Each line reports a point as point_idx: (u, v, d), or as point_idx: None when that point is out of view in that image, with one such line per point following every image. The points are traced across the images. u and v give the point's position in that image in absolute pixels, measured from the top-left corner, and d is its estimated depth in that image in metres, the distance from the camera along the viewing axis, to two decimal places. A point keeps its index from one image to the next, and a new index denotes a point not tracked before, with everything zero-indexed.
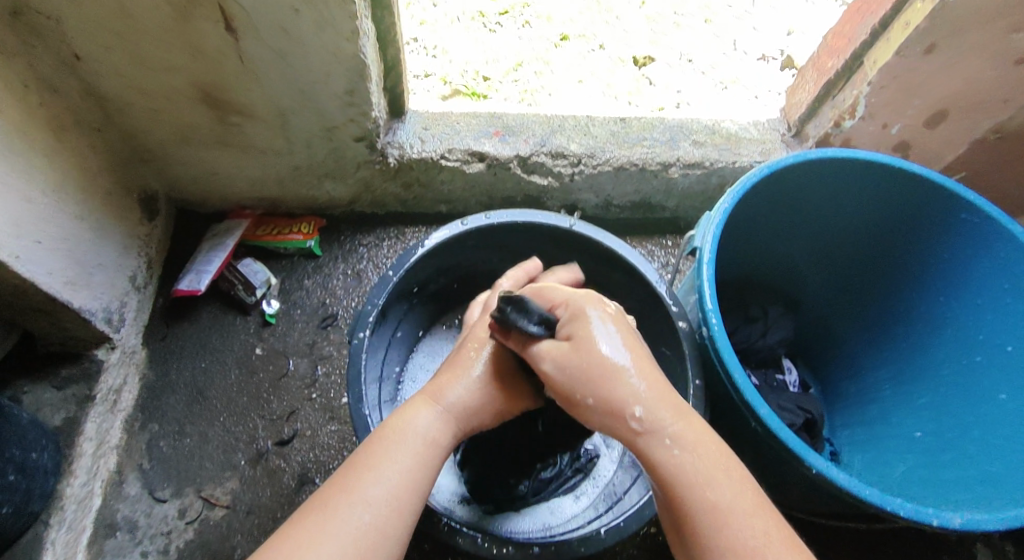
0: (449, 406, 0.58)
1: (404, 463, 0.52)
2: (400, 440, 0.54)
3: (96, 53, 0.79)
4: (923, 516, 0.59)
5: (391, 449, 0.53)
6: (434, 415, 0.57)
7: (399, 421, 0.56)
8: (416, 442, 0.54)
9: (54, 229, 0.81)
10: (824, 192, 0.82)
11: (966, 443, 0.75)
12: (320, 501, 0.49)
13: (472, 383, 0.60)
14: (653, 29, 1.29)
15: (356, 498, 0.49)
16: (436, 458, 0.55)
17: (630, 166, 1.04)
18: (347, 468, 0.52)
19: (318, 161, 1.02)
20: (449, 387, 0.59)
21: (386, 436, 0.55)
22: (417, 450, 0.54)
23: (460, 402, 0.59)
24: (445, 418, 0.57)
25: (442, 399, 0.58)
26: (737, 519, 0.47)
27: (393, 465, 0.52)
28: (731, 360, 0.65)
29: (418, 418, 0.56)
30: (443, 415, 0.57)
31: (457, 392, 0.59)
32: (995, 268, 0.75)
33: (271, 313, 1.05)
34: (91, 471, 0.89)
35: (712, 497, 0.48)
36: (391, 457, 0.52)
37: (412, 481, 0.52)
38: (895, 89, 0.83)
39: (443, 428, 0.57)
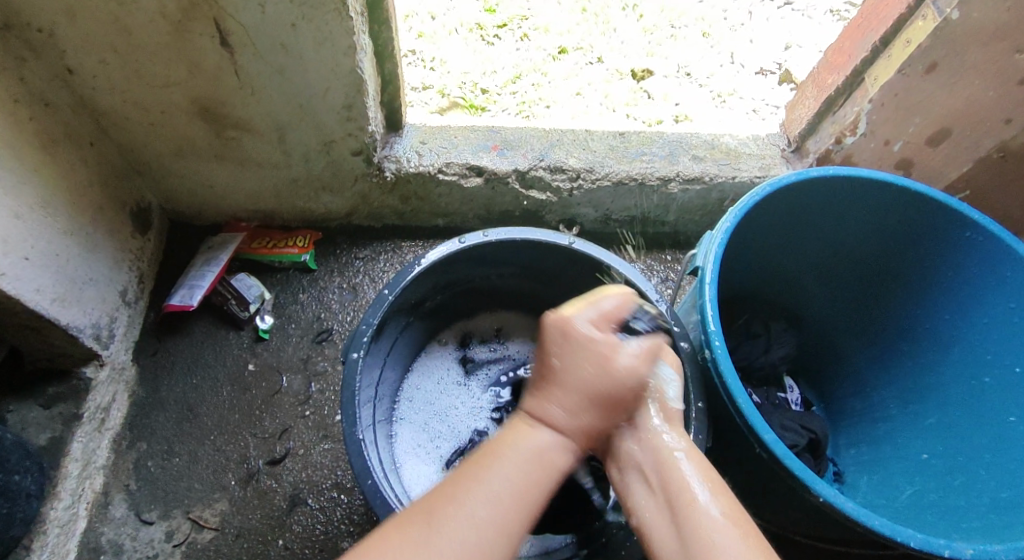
0: (557, 422, 0.53)
1: (507, 483, 0.48)
2: (508, 456, 0.50)
3: (90, 66, 0.78)
4: (934, 547, 0.57)
5: (498, 464, 0.49)
6: (545, 432, 0.53)
7: (506, 438, 0.52)
8: (525, 460, 0.50)
9: (44, 244, 0.79)
10: (824, 210, 0.81)
11: (975, 467, 0.74)
12: (421, 509, 0.46)
13: (580, 403, 0.53)
14: (651, 41, 1.29)
15: (460, 510, 0.46)
16: (547, 482, 0.50)
17: (630, 181, 1.02)
18: (452, 480, 0.49)
19: (315, 175, 1.00)
20: (549, 402, 0.54)
21: (491, 454, 0.51)
22: (528, 469, 0.50)
23: (569, 423, 0.53)
24: (560, 441, 0.53)
25: (548, 415, 0.53)
26: (707, 509, 0.48)
27: (498, 479, 0.48)
28: (734, 384, 0.63)
29: (527, 439, 0.52)
30: (557, 432, 0.53)
31: (565, 412, 0.53)
32: (1001, 287, 0.75)
33: (265, 328, 1.03)
34: (76, 493, 0.86)
35: (687, 496, 0.49)
36: (493, 475, 0.49)
37: (521, 504, 0.48)
38: (896, 107, 0.83)
39: (558, 448, 0.52)
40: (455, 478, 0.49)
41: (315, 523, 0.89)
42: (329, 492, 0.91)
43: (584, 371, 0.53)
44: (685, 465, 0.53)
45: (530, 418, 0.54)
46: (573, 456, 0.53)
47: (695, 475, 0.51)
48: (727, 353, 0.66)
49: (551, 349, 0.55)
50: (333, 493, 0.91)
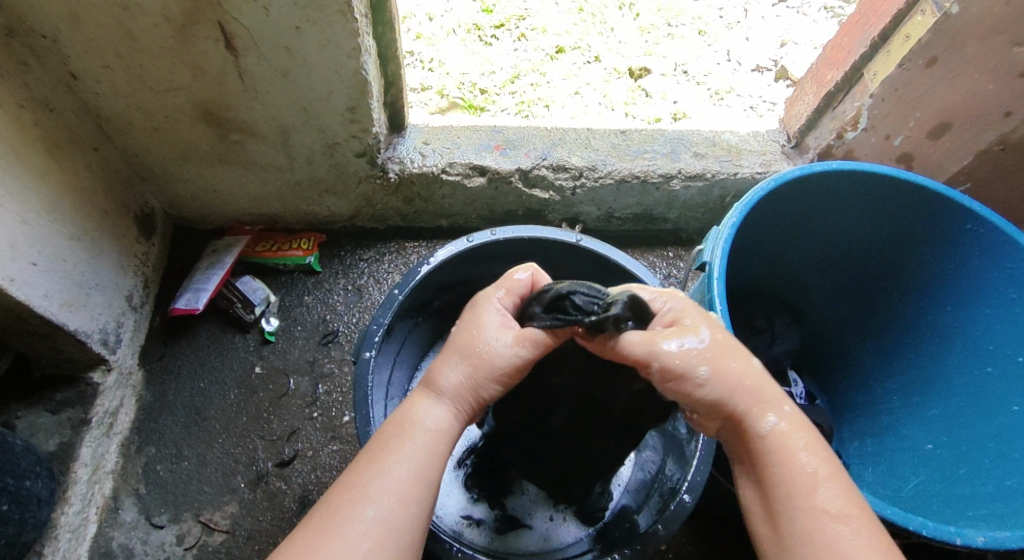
0: (449, 390, 0.55)
1: (408, 457, 0.51)
2: (405, 434, 0.52)
3: (94, 72, 0.78)
4: (945, 535, 0.58)
5: (397, 442, 0.52)
6: (438, 402, 0.55)
7: (402, 414, 0.55)
8: (420, 437, 0.52)
9: (50, 250, 0.79)
10: (827, 205, 0.82)
11: (980, 456, 0.74)
12: (336, 495, 0.49)
13: (465, 370, 0.55)
14: (648, 40, 1.29)
15: (356, 494, 0.48)
16: (440, 451, 0.53)
17: (632, 178, 1.03)
18: (355, 467, 0.51)
19: (319, 177, 1.01)
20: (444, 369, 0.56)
21: (390, 433, 0.53)
22: (420, 443, 0.52)
23: (456, 389, 0.55)
24: (449, 408, 0.55)
25: (440, 386, 0.55)
26: (821, 503, 0.46)
27: (395, 460, 0.51)
28: None
29: (422, 410, 0.54)
30: (446, 403, 0.55)
31: (452, 380, 0.55)
32: (1003, 278, 0.76)
33: (271, 330, 1.04)
34: (86, 498, 0.86)
35: (798, 485, 0.47)
36: (392, 455, 0.51)
37: (418, 477, 0.50)
38: (896, 102, 0.83)
39: (447, 418, 0.54)
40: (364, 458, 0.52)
41: None
42: None
43: (469, 341, 0.57)
44: (795, 441, 0.49)
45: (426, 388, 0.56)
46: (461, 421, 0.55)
47: (804, 450, 0.49)
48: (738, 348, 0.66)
49: (461, 324, 0.59)
50: None
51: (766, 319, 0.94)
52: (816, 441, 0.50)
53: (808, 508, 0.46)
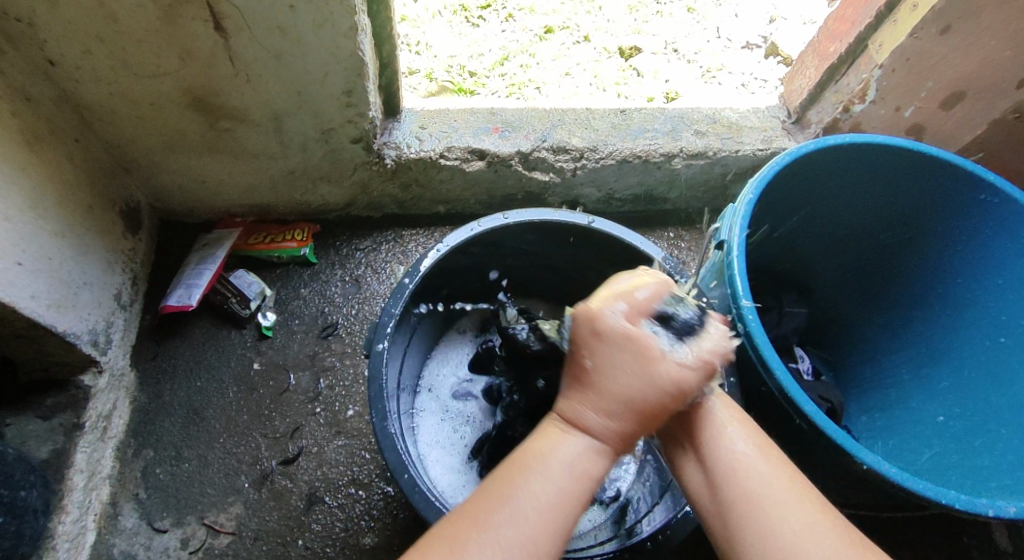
0: (596, 432, 0.50)
1: (547, 495, 0.47)
2: (547, 472, 0.48)
3: (72, 57, 0.73)
4: (979, 508, 0.60)
5: (530, 481, 0.48)
6: (580, 441, 0.50)
7: (545, 449, 0.50)
8: (564, 477, 0.48)
9: (35, 248, 0.75)
10: (842, 179, 0.82)
11: (995, 426, 0.75)
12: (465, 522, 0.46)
13: (622, 410, 0.49)
14: (637, 18, 1.27)
15: (488, 540, 0.45)
16: (581, 496, 0.49)
17: (633, 158, 1.01)
18: (478, 502, 0.48)
19: (313, 165, 0.97)
20: (586, 408, 0.50)
21: (523, 465, 0.49)
22: (563, 483, 0.48)
23: (605, 429, 0.50)
24: (599, 448, 0.50)
25: (586, 424, 0.50)
26: (775, 488, 0.49)
27: (525, 503, 0.46)
28: (771, 357, 0.64)
29: (559, 447, 0.50)
30: (595, 446, 0.50)
31: (602, 417, 0.50)
32: (1016, 248, 0.77)
33: (268, 325, 1.00)
34: (84, 506, 0.83)
35: (763, 490, 0.49)
36: (537, 495, 0.47)
37: (558, 523, 0.47)
38: (906, 71, 0.83)
39: (595, 460, 0.50)
40: (494, 489, 0.48)
41: (335, 521, 0.87)
42: (347, 489, 0.89)
43: (617, 386, 0.49)
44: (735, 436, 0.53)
45: (564, 422, 0.51)
46: (608, 462, 0.51)
47: (757, 450, 0.51)
48: (761, 327, 0.67)
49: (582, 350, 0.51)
50: (351, 490, 0.89)
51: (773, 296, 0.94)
52: (756, 438, 0.53)
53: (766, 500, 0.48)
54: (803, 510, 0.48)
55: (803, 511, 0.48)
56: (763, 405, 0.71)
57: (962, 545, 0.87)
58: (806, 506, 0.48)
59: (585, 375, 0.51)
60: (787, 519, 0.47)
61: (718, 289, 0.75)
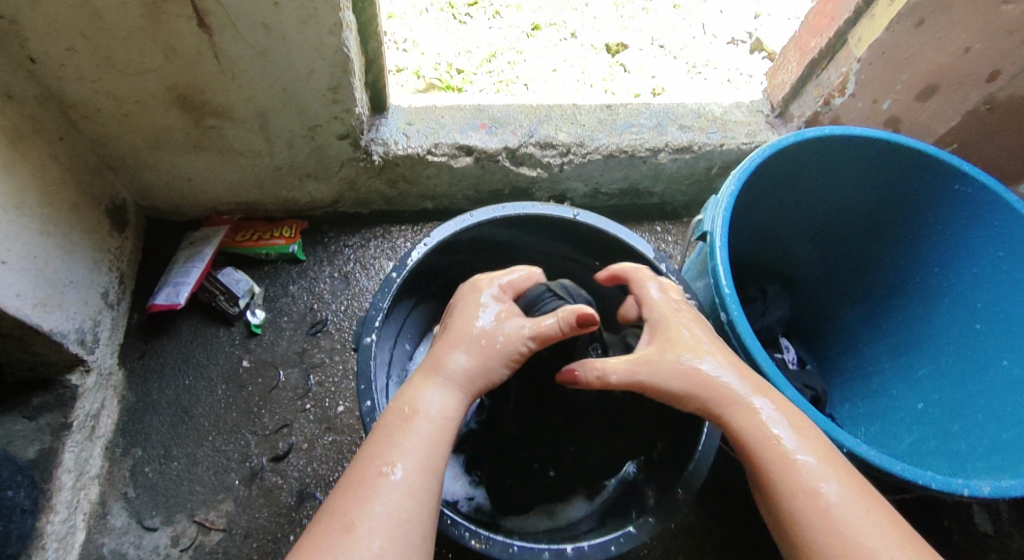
0: (455, 373, 0.58)
1: (417, 443, 0.52)
2: (410, 426, 0.53)
3: (55, 55, 0.73)
4: (954, 488, 0.61)
5: (403, 435, 0.53)
6: (436, 387, 0.57)
7: (408, 403, 0.55)
8: (422, 428, 0.53)
9: (19, 248, 0.75)
10: (821, 170, 0.83)
11: (971, 411, 0.78)
12: (354, 481, 0.50)
13: (478, 352, 0.59)
14: (623, 15, 1.27)
15: (366, 494, 0.48)
16: (446, 436, 0.54)
17: (619, 153, 1.01)
18: (355, 471, 0.51)
19: (299, 162, 0.97)
20: (454, 353, 0.59)
21: (391, 426, 0.54)
22: (428, 429, 0.53)
23: (461, 371, 0.58)
24: (451, 388, 0.57)
25: (449, 366, 0.58)
26: (821, 482, 0.52)
27: (405, 456, 0.51)
28: (753, 344, 0.66)
29: (424, 401, 0.55)
30: (449, 385, 0.57)
31: (467, 358, 0.59)
32: (990, 236, 0.79)
33: (256, 322, 1.00)
34: (72, 506, 0.83)
35: (812, 491, 0.52)
36: (403, 446, 0.52)
37: (431, 460, 0.52)
38: (885, 65, 0.84)
39: (449, 401, 0.56)
40: (376, 449, 0.52)
41: None
42: (337, 484, 0.89)
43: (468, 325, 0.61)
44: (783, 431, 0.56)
45: (429, 371, 0.58)
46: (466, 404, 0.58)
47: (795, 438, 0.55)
48: (743, 315, 0.69)
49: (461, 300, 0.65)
50: None
51: (757, 288, 0.95)
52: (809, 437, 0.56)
53: (809, 500, 0.52)
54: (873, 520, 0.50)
55: (875, 524, 0.50)
56: None
57: (943, 529, 0.88)
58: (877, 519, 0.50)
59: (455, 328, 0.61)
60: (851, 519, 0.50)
61: (704, 279, 0.77)
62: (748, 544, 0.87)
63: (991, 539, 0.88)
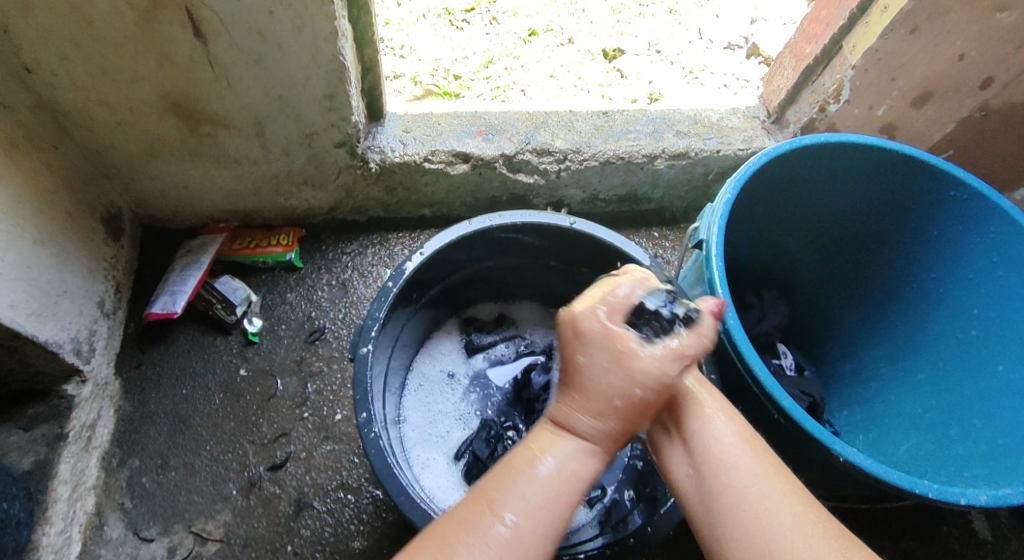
0: (586, 433, 0.52)
1: (537, 496, 0.48)
2: (532, 475, 0.50)
3: (50, 64, 0.73)
4: (951, 496, 0.61)
5: (519, 478, 0.49)
6: (569, 442, 0.52)
7: (535, 449, 0.52)
8: (550, 481, 0.49)
9: (13, 256, 0.74)
10: (816, 176, 0.83)
11: (968, 417, 0.78)
12: (461, 523, 0.47)
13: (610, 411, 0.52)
14: (620, 20, 1.28)
15: (477, 541, 0.45)
16: (572, 496, 0.50)
17: (616, 159, 1.01)
18: (470, 500, 0.49)
19: (296, 170, 0.97)
20: (574, 410, 0.52)
21: (513, 469, 0.50)
22: (553, 484, 0.49)
23: (596, 430, 0.52)
24: (587, 449, 0.52)
25: (580, 426, 0.52)
26: (764, 496, 0.47)
27: (523, 500, 0.48)
28: (750, 353, 0.66)
29: (551, 450, 0.51)
30: (582, 445, 0.52)
31: (594, 420, 0.52)
32: (985, 242, 0.79)
33: (254, 331, 1.00)
34: (69, 516, 0.82)
35: (756, 497, 0.48)
36: (521, 498, 0.48)
37: (546, 521, 0.48)
38: (879, 71, 0.85)
39: (584, 462, 0.51)
40: (485, 492, 0.49)
41: (324, 526, 0.87)
42: (335, 493, 0.89)
43: (606, 368, 0.51)
44: (722, 429, 0.52)
45: (557, 426, 0.53)
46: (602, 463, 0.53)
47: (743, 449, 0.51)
48: (740, 323, 0.69)
49: (575, 348, 0.53)
50: (339, 494, 0.89)
51: (755, 294, 0.96)
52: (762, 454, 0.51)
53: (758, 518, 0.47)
54: (801, 527, 0.46)
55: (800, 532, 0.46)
56: (745, 400, 0.73)
57: (943, 535, 0.88)
58: (806, 526, 0.46)
59: (573, 365, 0.53)
60: (780, 530, 0.46)
61: (700, 287, 0.77)
62: None
63: (991, 545, 0.88)
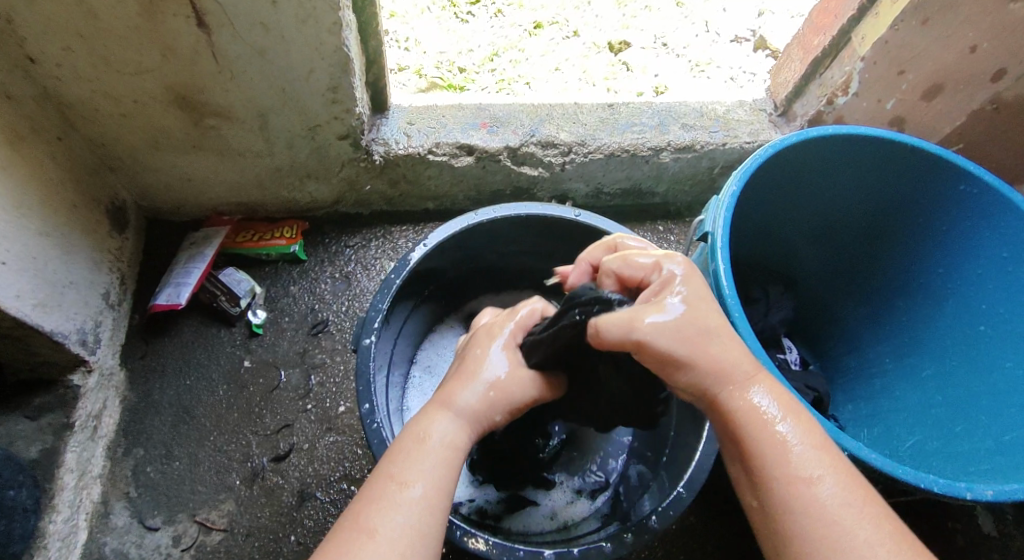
0: (465, 410, 0.55)
1: (435, 467, 0.50)
2: (423, 450, 0.51)
3: (54, 55, 0.73)
4: (957, 491, 0.61)
5: (413, 454, 0.51)
6: (452, 415, 0.54)
7: (419, 427, 0.53)
8: (437, 452, 0.51)
9: (19, 248, 0.75)
10: (824, 168, 0.82)
11: (974, 413, 0.77)
12: (369, 500, 0.48)
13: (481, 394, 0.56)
14: (626, 13, 1.26)
15: (383, 506, 0.47)
16: (456, 463, 0.52)
17: (621, 153, 1.01)
18: (373, 479, 0.50)
19: (300, 162, 0.97)
20: (461, 391, 0.56)
21: (409, 445, 0.52)
22: (440, 455, 0.51)
23: (473, 412, 0.55)
24: (462, 422, 0.54)
25: (457, 403, 0.55)
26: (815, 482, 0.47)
27: (419, 469, 0.50)
28: (755, 348, 0.66)
29: (436, 425, 0.53)
30: (459, 419, 0.54)
31: (472, 400, 0.55)
32: (995, 237, 0.78)
33: (258, 323, 1.00)
34: (75, 505, 0.83)
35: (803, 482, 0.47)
36: (422, 468, 0.50)
37: (442, 486, 0.50)
38: (889, 64, 0.84)
39: (461, 431, 0.54)
40: (384, 469, 0.50)
41: (327, 517, 0.87)
42: (338, 485, 0.89)
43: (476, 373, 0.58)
44: (772, 418, 0.50)
45: (441, 402, 0.55)
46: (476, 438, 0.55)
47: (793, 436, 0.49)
48: (744, 317, 0.68)
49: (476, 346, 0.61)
50: (343, 486, 0.89)
51: (760, 288, 0.95)
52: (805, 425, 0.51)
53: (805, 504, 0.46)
54: (855, 512, 0.46)
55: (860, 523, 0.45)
56: None
57: (947, 530, 0.88)
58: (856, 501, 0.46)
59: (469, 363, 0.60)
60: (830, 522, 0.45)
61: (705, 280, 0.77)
62: (750, 544, 0.86)
63: (996, 541, 0.87)
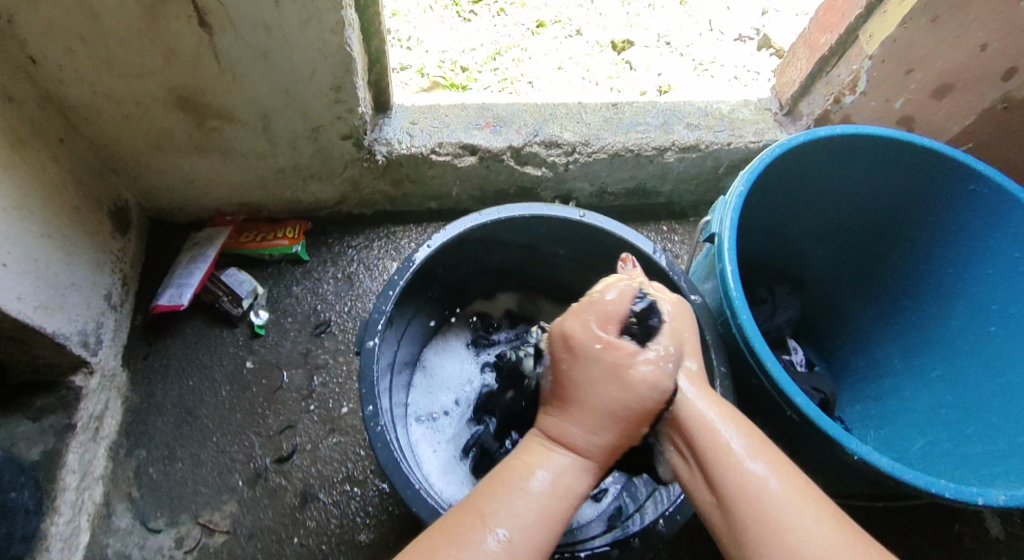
0: (586, 452, 0.52)
1: (530, 512, 0.48)
2: (527, 491, 0.49)
3: (55, 55, 0.73)
4: (968, 497, 0.60)
5: (512, 497, 0.48)
6: (563, 454, 0.52)
7: (526, 459, 0.52)
8: (546, 497, 0.49)
9: (20, 250, 0.74)
10: (831, 168, 0.82)
11: (984, 416, 0.76)
12: (449, 540, 0.46)
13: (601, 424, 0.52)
14: (629, 11, 1.26)
15: (468, 559, 0.45)
16: (564, 512, 0.49)
17: (625, 152, 1.00)
18: (461, 513, 0.48)
19: (303, 162, 0.96)
20: (568, 423, 0.53)
21: (505, 482, 0.50)
22: (544, 500, 0.49)
23: (591, 446, 0.52)
24: (582, 465, 0.52)
25: (569, 438, 0.52)
26: (773, 493, 0.47)
27: (516, 510, 0.48)
28: (763, 350, 0.65)
29: (545, 462, 0.51)
30: (576, 462, 0.52)
31: (585, 433, 0.52)
32: (1004, 237, 0.77)
33: (260, 323, 1.00)
34: (77, 506, 0.82)
35: (756, 491, 0.48)
36: (512, 510, 0.48)
37: (536, 539, 0.47)
38: (897, 63, 0.83)
39: (578, 477, 0.51)
40: (476, 505, 0.49)
41: (330, 519, 0.86)
42: (341, 486, 0.89)
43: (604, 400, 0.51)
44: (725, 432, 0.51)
45: (549, 439, 0.53)
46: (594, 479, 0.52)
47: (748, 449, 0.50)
48: (752, 318, 0.68)
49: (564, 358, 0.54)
50: (346, 487, 0.89)
51: (766, 289, 0.94)
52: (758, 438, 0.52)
53: (761, 507, 0.47)
54: (814, 517, 0.46)
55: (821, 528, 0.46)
56: (756, 396, 0.72)
57: (954, 533, 0.87)
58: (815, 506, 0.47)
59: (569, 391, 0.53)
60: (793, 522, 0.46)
61: (712, 280, 0.77)
62: None
63: (1004, 545, 0.87)
